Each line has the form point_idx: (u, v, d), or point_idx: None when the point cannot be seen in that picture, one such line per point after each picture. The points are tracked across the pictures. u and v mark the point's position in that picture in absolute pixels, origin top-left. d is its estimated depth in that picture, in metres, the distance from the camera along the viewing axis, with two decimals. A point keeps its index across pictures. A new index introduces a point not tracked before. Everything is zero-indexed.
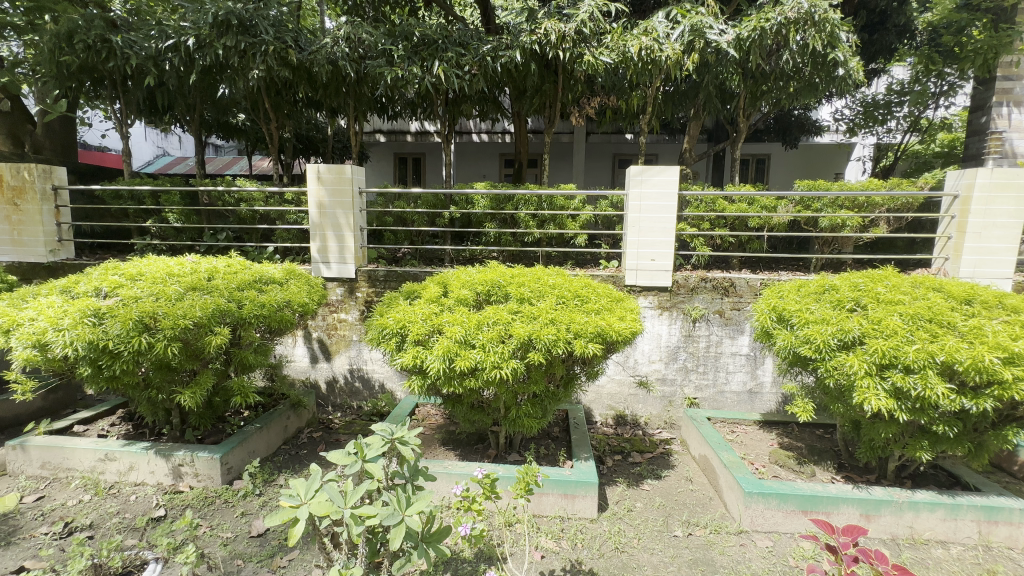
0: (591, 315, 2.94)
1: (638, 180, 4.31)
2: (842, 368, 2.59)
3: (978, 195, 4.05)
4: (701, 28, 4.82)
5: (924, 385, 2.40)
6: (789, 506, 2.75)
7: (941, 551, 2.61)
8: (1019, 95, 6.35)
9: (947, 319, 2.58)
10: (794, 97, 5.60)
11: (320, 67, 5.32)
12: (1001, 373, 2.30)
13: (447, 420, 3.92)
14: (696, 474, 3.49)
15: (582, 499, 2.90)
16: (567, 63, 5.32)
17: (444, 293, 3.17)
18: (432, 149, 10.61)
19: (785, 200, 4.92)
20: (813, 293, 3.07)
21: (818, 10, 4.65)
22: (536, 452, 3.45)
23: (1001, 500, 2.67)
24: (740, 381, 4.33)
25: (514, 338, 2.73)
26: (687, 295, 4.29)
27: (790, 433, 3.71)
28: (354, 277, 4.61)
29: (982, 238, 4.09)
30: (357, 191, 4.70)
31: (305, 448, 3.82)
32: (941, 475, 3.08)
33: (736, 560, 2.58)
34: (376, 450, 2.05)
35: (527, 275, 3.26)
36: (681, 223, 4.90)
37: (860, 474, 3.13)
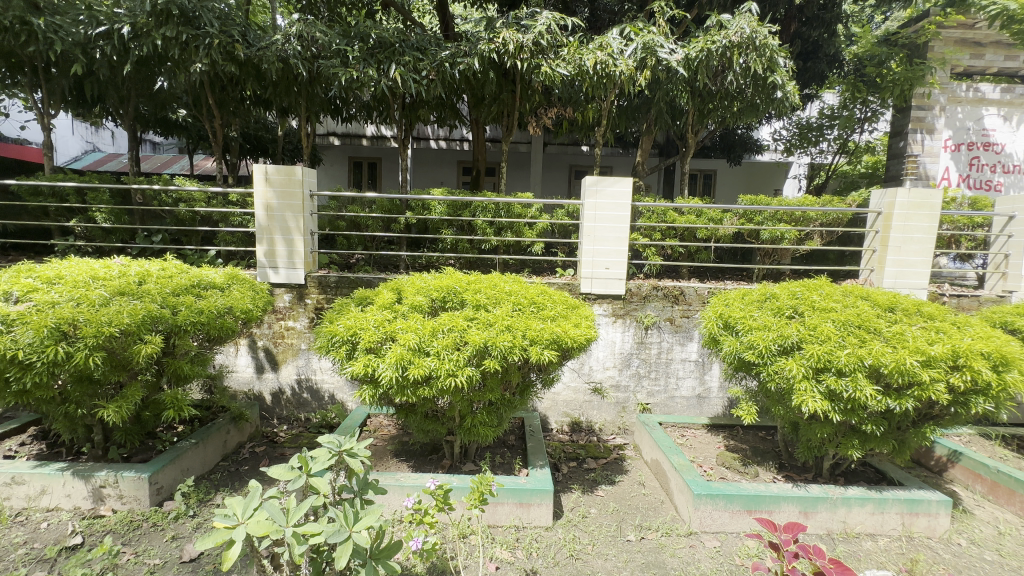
0: (547, 321, 2.94)
1: (594, 190, 4.40)
2: (782, 372, 2.74)
3: (899, 212, 4.43)
4: (652, 46, 5.00)
5: (854, 387, 2.57)
6: (735, 506, 2.85)
7: (871, 544, 2.78)
8: (931, 124, 6.99)
9: (875, 325, 2.77)
10: (738, 117, 5.91)
11: (269, 65, 5.11)
12: (921, 375, 2.48)
13: (400, 431, 3.81)
14: (649, 479, 3.56)
15: (537, 507, 2.89)
16: (525, 74, 5.39)
17: (398, 299, 3.08)
18: (389, 154, 10.48)
19: (730, 213, 5.18)
20: (755, 301, 3.23)
21: (759, 36, 4.95)
22: (491, 461, 3.40)
23: (921, 493, 2.88)
24: (689, 387, 4.48)
25: (470, 345, 2.68)
26: (640, 303, 4.40)
27: (735, 435, 3.87)
28: (303, 283, 4.42)
29: (902, 251, 4.46)
30: (308, 194, 4.52)
31: (245, 464, 3.59)
32: (870, 471, 3.29)
33: (686, 562, 2.64)
34: (322, 464, 1.94)
35: (484, 282, 3.22)
36: (634, 233, 5.06)
37: (798, 473, 3.30)
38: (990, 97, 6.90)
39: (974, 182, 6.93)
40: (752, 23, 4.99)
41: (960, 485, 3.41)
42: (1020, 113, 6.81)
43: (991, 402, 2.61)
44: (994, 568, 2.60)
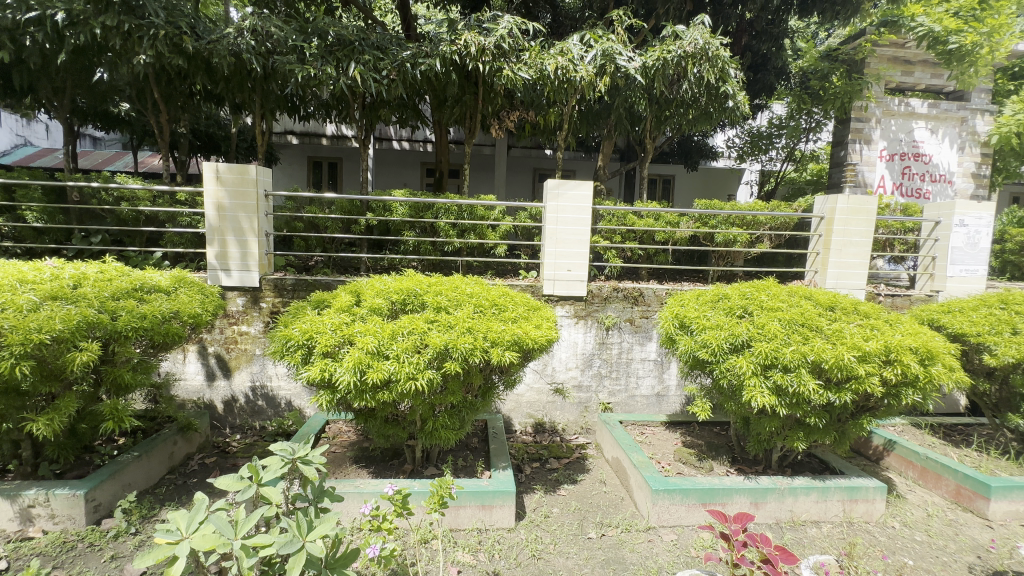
0: (508, 323, 2.95)
1: (556, 193, 4.45)
2: (733, 369, 2.86)
3: (840, 217, 4.72)
4: (611, 54, 5.12)
5: (799, 382, 2.71)
6: (691, 500, 2.95)
7: (815, 530, 2.94)
8: (869, 134, 7.46)
9: (816, 323, 2.93)
10: (693, 124, 6.13)
11: (220, 59, 4.90)
12: (857, 370, 2.65)
13: (360, 437, 3.74)
14: (610, 476, 3.63)
15: (499, 508, 2.89)
16: (487, 76, 5.40)
17: (356, 302, 3.02)
18: (350, 154, 10.27)
19: (686, 217, 5.36)
20: (709, 302, 3.36)
21: (711, 47, 5.15)
22: (453, 464, 3.37)
23: (860, 481, 3.07)
24: (649, 385, 4.60)
25: (430, 348, 2.66)
26: (601, 304, 4.48)
27: (691, 431, 4.01)
28: (257, 285, 4.25)
29: (843, 254, 4.74)
30: (262, 194, 4.36)
31: (194, 476, 3.42)
32: (814, 462, 3.48)
33: (645, 556, 2.71)
34: (274, 473, 1.87)
35: (445, 284, 3.19)
36: (596, 236, 5.16)
37: (750, 466, 3.45)
38: (918, 112, 7.48)
39: (907, 189, 7.59)
40: (705, 35, 5.18)
41: (895, 472, 3.66)
42: (946, 128, 7.51)
43: (919, 393, 2.80)
44: (923, 547, 2.80)
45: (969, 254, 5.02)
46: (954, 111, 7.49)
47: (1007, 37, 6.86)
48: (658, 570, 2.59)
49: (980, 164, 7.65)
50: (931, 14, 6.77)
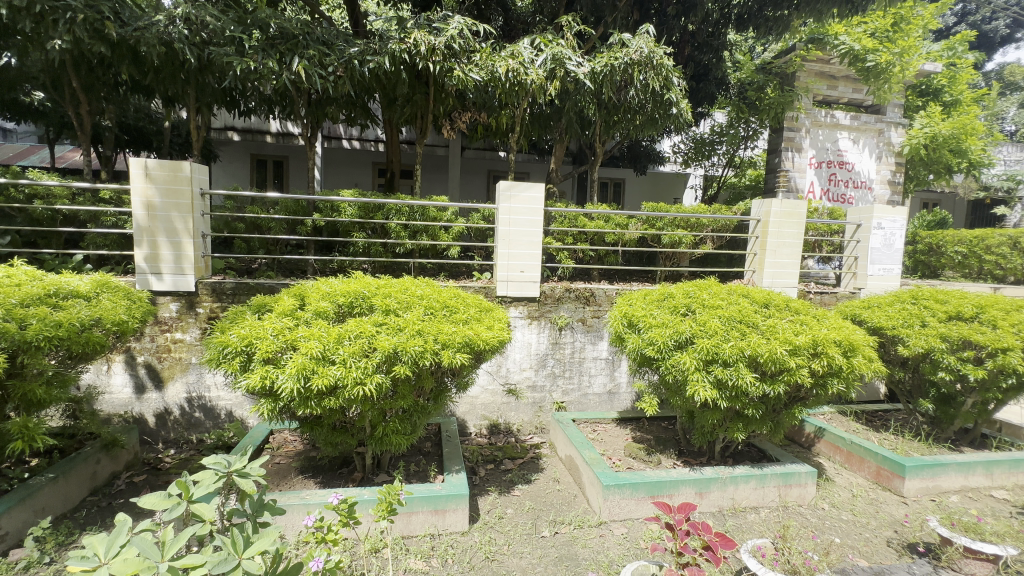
0: (459, 325, 2.92)
1: (508, 195, 4.47)
2: (677, 365, 2.98)
3: (774, 219, 5.02)
4: (561, 59, 5.23)
5: (737, 376, 2.86)
6: (641, 493, 3.03)
7: (754, 516, 3.10)
8: (799, 143, 8.00)
9: (753, 320, 3.10)
10: (640, 130, 6.34)
11: (149, 48, 4.56)
12: (789, 362, 2.83)
13: (306, 446, 3.59)
14: (563, 474, 3.68)
15: (453, 512, 2.86)
16: (438, 76, 5.34)
17: (301, 305, 2.90)
18: (296, 152, 9.87)
19: (634, 219, 5.53)
20: (655, 301, 3.48)
21: (655, 56, 5.34)
22: (405, 470, 3.30)
23: (793, 467, 3.27)
24: (601, 383, 4.71)
25: (378, 352, 2.58)
26: (554, 305, 4.54)
27: (641, 427, 4.13)
28: (193, 290, 3.98)
29: (778, 254, 5.05)
30: (198, 192, 4.09)
31: (120, 497, 3.16)
32: (753, 451, 3.67)
33: (596, 551, 2.76)
34: (206, 489, 1.76)
35: (394, 286, 3.12)
36: (548, 237, 5.23)
37: (695, 458, 3.60)
38: (842, 123, 8.11)
39: (833, 195, 8.25)
40: (649, 44, 5.36)
41: (824, 457, 3.94)
42: (866, 138, 8.20)
43: (843, 383, 3.02)
44: (849, 525, 3.02)
45: (886, 254, 5.48)
46: (872, 124, 8.16)
47: (915, 57, 7.57)
48: (609, 563, 2.64)
49: (894, 172, 8.40)
50: (851, 34, 7.36)
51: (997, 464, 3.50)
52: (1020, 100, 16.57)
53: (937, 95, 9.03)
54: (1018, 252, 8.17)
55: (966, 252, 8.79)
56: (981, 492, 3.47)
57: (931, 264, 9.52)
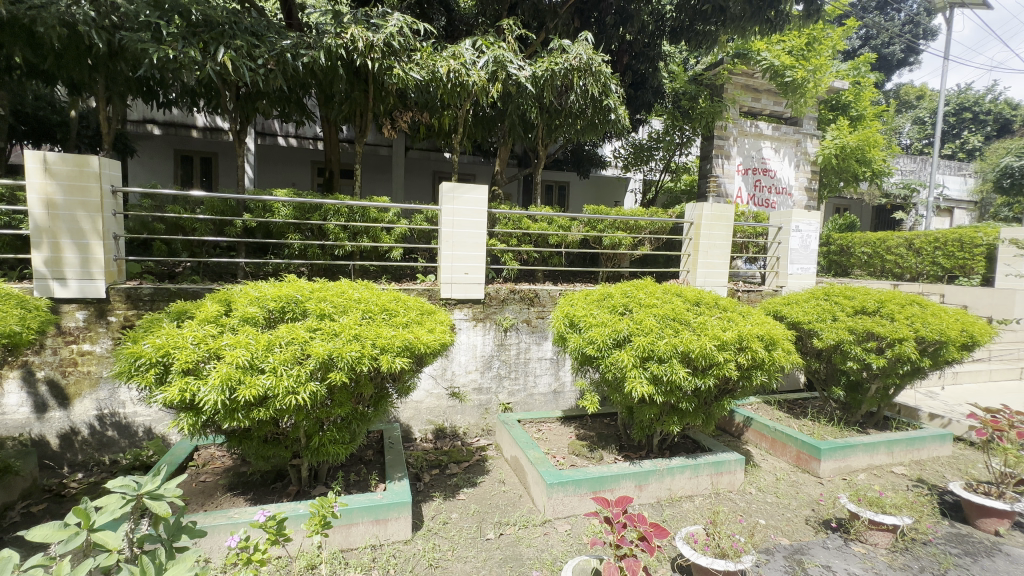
0: (399, 328, 2.84)
1: (451, 196, 4.43)
2: (616, 363, 3.08)
3: (706, 222, 5.31)
4: (503, 61, 5.22)
5: (671, 371, 2.99)
6: (583, 490, 3.10)
7: (689, 504, 3.26)
8: (728, 151, 8.52)
9: (685, 318, 3.24)
10: (580, 134, 6.49)
11: (48, 30, 4.10)
12: (717, 357, 2.99)
13: (236, 462, 3.38)
14: (509, 475, 3.69)
15: (395, 521, 2.78)
16: (377, 74, 5.19)
17: (226, 311, 2.72)
18: (226, 149, 9.26)
19: (577, 222, 5.66)
20: (595, 300, 3.57)
21: (594, 62, 5.46)
22: (345, 481, 3.17)
23: (724, 455, 3.46)
24: (546, 383, 4.78)
25: (312, 358, 2.47)
26: (499, 306, 4.55)
27: (584, 424, 4.23)
28: (104, 297, 3.63)
29: (709, 255, 5.35)
30: (109, 190, 3.72)
31: (15, 531, 2.82)
32: (688, 442, 3.86)
33: (541, 550, 2.79)
34: (112, 514, 1.61)
35: (330, 289, 3.00)
36: (492, 239, 5.25)
37: (635, 451, 3.73)
38: (765, 133, 8.73)
39: (758, 200, 8.87)
40: (588, 50, 5.47)
41: (752, 445, 4.21)
42: (785, 148, 8.92)
43: (766, 374, 3.24)
44: (773, 507, 3.25)
45: (803, 255, 5.96)
46: (791, 134, 8.87)
47: (825, 75, 8.29)
48: (553, 560, 2.68)
49: (810, 180, 9.15)
50: (772, 51, 7.94)
51: (897, 443, 3.89)
52: (914, 117, 18.59)
53: (846, 110, 9.94)
54: (912, 252, 9.03)
55: (871, 252, 9.73)
56: (884, 469, 3.84)
57: (843, 264, 10.45)
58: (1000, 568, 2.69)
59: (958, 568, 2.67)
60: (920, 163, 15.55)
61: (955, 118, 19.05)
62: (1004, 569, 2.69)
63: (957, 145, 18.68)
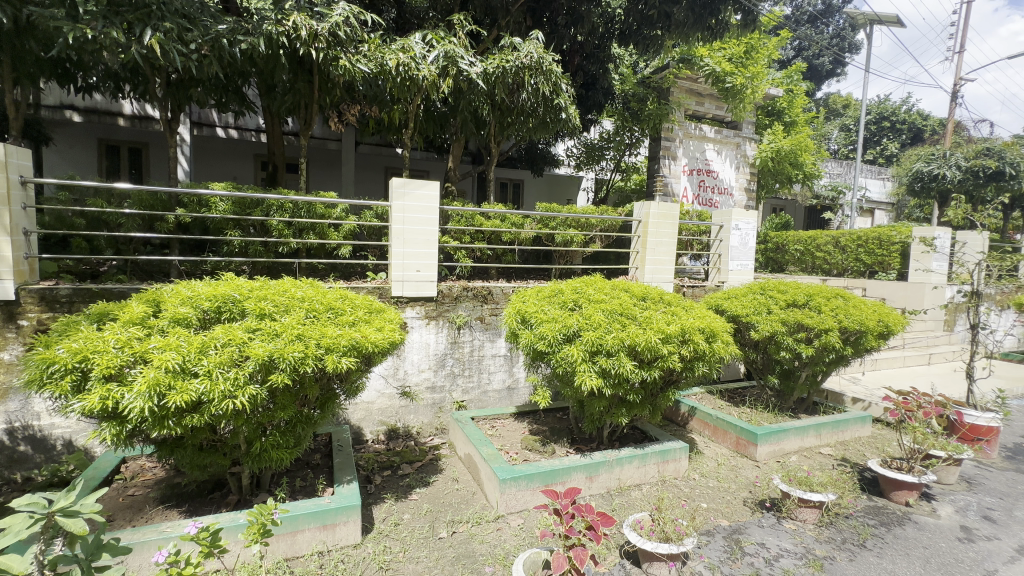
0: (345, 327, 2.76)
1: (401, 192, 4.34)
2: (566, 357, 3.14)
3: (653, 220, 5.50)
4: (454, 56, 5.17)
5: (619, 364, 3.08)
6: (535, 484, 3.13)
7: (637, 493, 3.37)
8: (674, 152, 8.86)
9: (632, 312, 3.34)
10: (532, 132, 6.54)
11: None
12: (662, 349, 3.10)
13: (170, 473, 3.17)
14: (462, 473, 3.68)
15: (343, 526, 2.70)
16: (322, 64, 4.99)
17: (155, 312, 2.54)
18: (158, 139, 8.65)
19: (530, 219, 5.71)
20: (546, 297, 3.63)
21: (545, 61, 5.51)
22: (290, 487, 3.05)
23: (669, 444, 3.60)
24: (500, 380, 4.81)
25: (251, 360, 2.35)
26: (452, 304, 4.51)
27: (537, 419, 4.28)
28: (13, 299, 3.28)
29: (657, 252, 5.55)
30: (18, 181, 3.37)
31: None
32: (637, 433, 3.99)
33: (493, 545, 2.80)
34: (17, 535, 1.48)
35: (271, 288, 2.87)
36: (445, 236, 5.20)
37: (586, 444, 3.81)
38: (708, 136, 9.15)
39: (703, 200, 9.29)
40: (539, 49, 5.51)
41: (696, 433, 4.42)
42: (727, 150, 9.39)
43: (707, 365, 3.39)
44: (714, 491, 3.42)
45: (742, 252, 6.30)
46: (731, 138, 9.35)
47: (762, 82, 8.79)
48: (505, 555, 2.70)
49: (749, 181, 9.69)
50: (713, 57, 8.32)
51: (824, 426, 4.20)
52: (841, 125, 20.08)
53: (780, 116, 10.57)
54: (838, 249, 9.75)
55: (803, 250, 10.45)
56: (813, 450, 4.13)
57: (779, 260, 11.14)
58: (909, 535, 2.96)
59: (874, 537, 2.92)
60: (846, 167, 16.81)
61: (875, 127, 20.71)
62: (913, 536, 2.97)
63: (877, 151, 20.33)
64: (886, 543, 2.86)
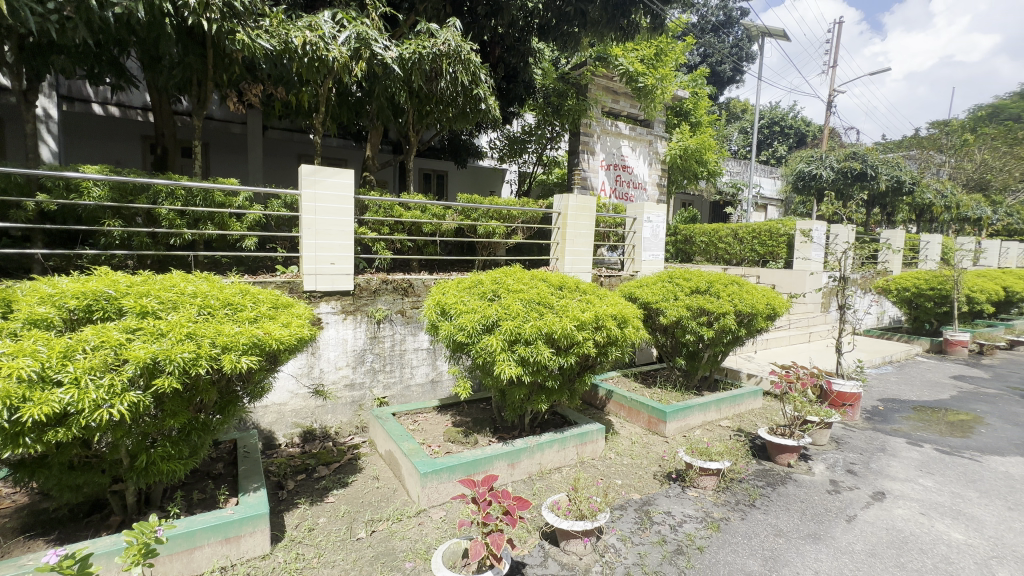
0: (245, 324, 2.55)
1: (312, 180, 4.07)
2: (485, 347, 3.16)
3: (572, 212, 5.67)
4: (367, 39, 4.91)
5: (537, 352, 3.15)
6: (457, 475, 3.12)
7: (557, 476, 3.49)
8: (593, 147, 9.20)
9: (549, 301, 3.42)
10: (452, 122, 6.46)
11: None
12: (578, 336, 3.22)
13: (36, 499, 2.76)
14: (383, 471, 3.58)
15: (249, 537, 2.51)
16: (217, 38, 4.53)
17: (4, 314, 2.18)
18: (14, 113, 7.41)
19: (451, 210, 5.64)
20: (466, 288, 3.61)
21: (463, 50, 5.42)
22: (186, 501, 2.78)
23: (587, 427, 3.76)
24: (423, 373, 4.74)
25: (131, 364, 2.08)
26: (370, 298, 4.35)
27: (461, 411, 4.28)
28: None
29: (575, 244, 5.73)
30: None
31: None
32: (557, 418, 4.12)
33: (414, 540, 2.76)
34: None
35: (155, 283, 2.57)
36: (362, 227, 4.99)
37: (508, 432, 3.87)
38: (624, 133, 9.61)
39: (619, 193, 9.77)
40: (457, 37, 5.41)
41: (613, 415, 4.66)
42: (640, 147, 9.92)
43: (619, 350, 3.58)
44: (628, 467, 3.63)
45: (654, 243, 6.71)
46: (644, 135, 9.90)
47: (670, 83, 9.36)
48: (426, 549, 2.67)
49: (661, 177, 10.33)
50: (627, 58, 8.69)
51: (723, 401, 4.61)
52: (740, 127, 22.01)
53: (687, 117, 11.34)
54: (737, 241, 10.72)
55: (707, 241, 11.37)
56: (714, 424, 4.53)
57: (687, 251, 12.03)
58: (790, 492, 3.36)
59: (762, 497, 3.27)
60: (743, 166, 18.49)
61: (768, 130, 22.95)
62: (793, 492, 3.37)
63: (770, 153, 22.57)
64: (772, 501, 3.22)
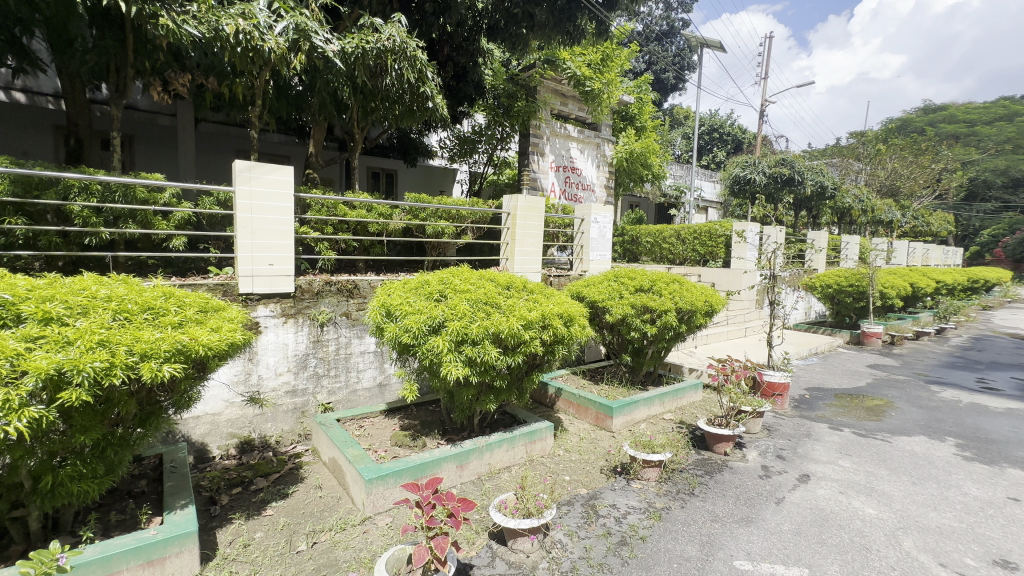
0: (167, 329, 2.37)
1: (246, 176, 3.86)
2: (432, 348, 3.12)
3: (521, 212, 5.69)
4: (306, 30, 4.70)
5: (484, 352, 3.15)
6: (404, 479, 3.06)
7: (506, 475, 3.50)
8: (542, 149, 9.31)
9: (496, 301, 3.42)
10: (399, 119, 6.33)
11: None
12: (524, 335, 3.24)
13: None
14: (326, 479, 3.45)
15: (174, 558, 2.33)
16: (137, 21, 4.20)
17: None
18: None
19: (399, 209, 5.52)
20: (412, 288, 3.55)
21: (408, 46, 5.33)
22: (102, 524, 2.55)
23: (536, 425, 3.80)
24: (370, 377, 4.62)
25: (30, 377, 1.87)
26: (313, 300, 4.18)
27: (409, 414, 4.20)
28: None
29: (525, 244, 5.77)
30: None
31: None
32: (507, 418, 4.13)
33: (358, 549, 2.68)
34: None
35: (61, 287, 2.34)
36: (304, 226, 4.79)
37: (457, 433, 3.84)
38: (572, 135, 9.79)
39: (568, 194, 9.95)
40: (402, 33, 5.31)
41: (562, 412, 4.73)
42: (588, 150, 10.16)
43: (566, 348, 3.64)
44: (576, 463, 3.70)
45: (601, 243, 6.88)
46: (592, 138, 10.14)
47: (616, 88, 9.63)
48: (371, 557, 2.60)
49: (608, 179, 10.62)
50: (574, 62, 8.87)
51: (666, 395, 4.80)
52: (683, 133, 23.04)
53: (632, 121, 11.72)
54: (680, 241, 11.21)
55: (653, 241, 11.81)
56: (658, 417, 4.70)
57: (634, 251, 12.44)
58: (726, 479, 3.54)
59: (700, 485, 3.43)
60: (686, 171, 19.36)
61: (708, 137, 24.17)
62: (729, 479, 3.55)
63: (710, 158, 23.77)
64: (709, 489, 3.38)
